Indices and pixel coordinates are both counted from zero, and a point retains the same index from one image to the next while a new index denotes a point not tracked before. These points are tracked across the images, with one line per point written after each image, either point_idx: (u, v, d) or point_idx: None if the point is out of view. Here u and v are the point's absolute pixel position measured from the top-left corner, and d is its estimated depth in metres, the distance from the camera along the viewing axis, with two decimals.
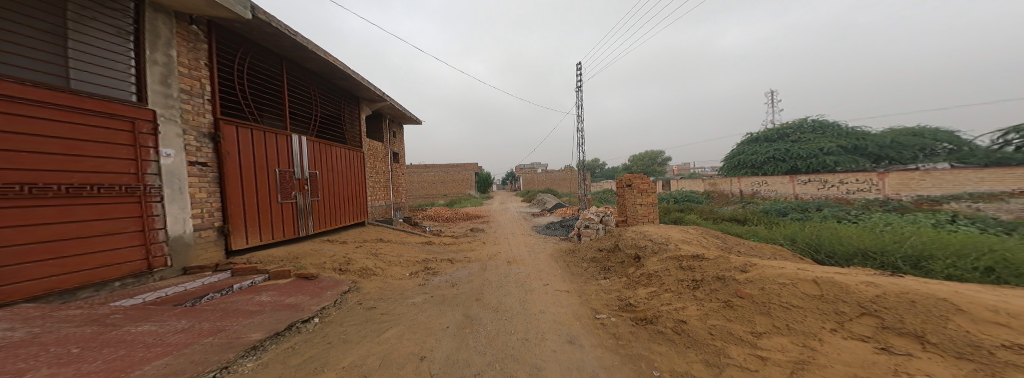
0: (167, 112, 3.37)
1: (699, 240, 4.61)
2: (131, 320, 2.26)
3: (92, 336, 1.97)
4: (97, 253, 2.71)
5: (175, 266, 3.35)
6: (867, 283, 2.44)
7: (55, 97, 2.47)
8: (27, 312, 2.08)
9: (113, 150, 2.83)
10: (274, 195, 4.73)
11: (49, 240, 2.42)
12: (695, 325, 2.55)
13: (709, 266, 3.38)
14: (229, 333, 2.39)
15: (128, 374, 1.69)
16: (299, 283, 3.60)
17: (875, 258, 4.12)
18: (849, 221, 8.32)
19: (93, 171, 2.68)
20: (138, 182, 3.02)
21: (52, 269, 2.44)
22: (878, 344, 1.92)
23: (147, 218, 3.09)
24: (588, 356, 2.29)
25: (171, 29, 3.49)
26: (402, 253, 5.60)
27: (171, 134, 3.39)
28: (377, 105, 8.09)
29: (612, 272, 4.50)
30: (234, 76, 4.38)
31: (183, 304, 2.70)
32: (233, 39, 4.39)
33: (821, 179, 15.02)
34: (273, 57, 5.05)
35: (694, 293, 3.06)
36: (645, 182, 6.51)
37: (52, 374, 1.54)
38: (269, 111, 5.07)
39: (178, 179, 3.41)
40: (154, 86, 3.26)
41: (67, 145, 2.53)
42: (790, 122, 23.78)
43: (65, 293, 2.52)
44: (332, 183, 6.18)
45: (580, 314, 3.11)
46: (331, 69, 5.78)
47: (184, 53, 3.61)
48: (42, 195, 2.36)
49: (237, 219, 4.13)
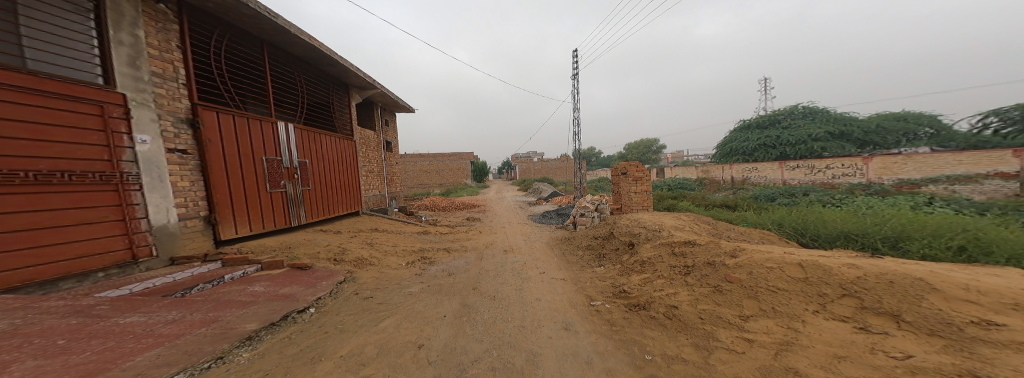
0: (140, 96, 3.18)
1: (691, 228, 4.70)
2: (119, 312, 2.21)
3: (77, 328, 1.93)
4: (74, 243, 2.59)
5: (161, 256, 3.25)
6: (850, 265, 2.53)
7: (12, 78, 2.29)
8: (8, 303, 2.01)
9: (80, 135, 2.65)
10: (261, 184, 4.58)
11: (23, 229, 2.31)
12: (686, 310, 2.62)
13: (700, 252, 3.44)
14: (223, 323, 2.37)
15: (119, 365, 1.68)
16: (293, 273, 3.56)
17: (856, 240, 4.30)
18: (835, 205, 8.54)
19: (60, 158, 2.53)
20: (113, 169, 2.86)
21: (29, 260, 2.34)
22: (857, 323, 2.03)
23: (127, 207, 2.96)
24: (583, 342, 2.36)
25: (136, 7, 3.23)
26: (397, 242, 5.58)
27: (145, 119, 3.20)
28: (367, 92, 7.81)
29: (607, 260, 4.59)
30: (211, 60, 4.13)
31: (173, 295, 2.64)
32: (207, 20, 4.09)
33: (809, 164, 15.34)
34: (254, 41, 4.77)
35: (686, 279, 3.13)
36: (640, 170, 6.56)
37: (39, 366, 1.52)
38: (252, 97, 4.83)
39: (156, 167, 3.25)
40: (121, 68, 3.03)
41: (28, 129, 2.36)
42: (782, 108, 24.03)
43: (46, 283, 2.43)
44: (323, 171, 6.02)
45: (576, 301, 3.17)
46: (316, 54, 5.51)
47: (154, 34, 3.36)
48: (9, 182, 2.23)
49: (225, 208, 4.01)
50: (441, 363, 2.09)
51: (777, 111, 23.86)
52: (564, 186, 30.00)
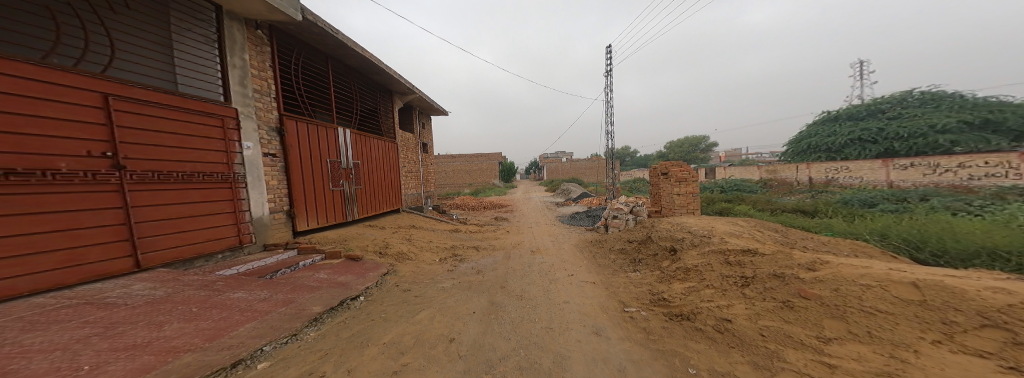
0: (246, 109, 4.02)
1: (751, 234, 4.02)
2: (229, 287, 2.83)
3: (204, 299, 2.54)
4: (204, 229, 3.38)
5: (257, 243, 4.04)
6: (996, 289, 1.86)
7: (168, 98, 3.10)
8: (165, 276, 2.77)
9: (209, 143, 3.48)
10: (326, 184, 5.37)
11: (172, 217, 3.08)
12: (742, 324, 2.23)
13: (763, 263, 2.93)
14: (297, 304, 2.83)
15: (227, 333, 2.18)
16: (348, 263, 4.07)
17: (1009, 259, 3.12)
18: (970, 214, 6.42)
19: (196, 161, 3.34)
20: (229, 170, 3.70)
21: (176, 241, 3.12)
22: (1004, 362, 1.44)
23: (236, 201, 3.77)
24: (616, 348, 2.19)
25: (243, 34, 4.07)
26: (431, 239, 5.96)
27: (250, 129, 4.04)
28: (407, 97, 8.69)
29: (643, 265, 4.18)
30: (291, 75, 4.97)
31: (264, 277, 3.24)
32: (289, 41, 4.95)
33: (931, 162, 11.56)
34: (320, 56, 5.63)
35: (743, 291, 2.67)
36: (684, 170, 5.89)
37: (181, 328, 2.11)
38: (319, 106, 5.68)
39: (256, 167, 4.06)
40: (234, 87, 3.88)
41: (178, 139, 3.18)
42: (888, 95, 19.11)
43: (186, 261, 3.22)
44: (371, 171, 6.83)
45: (608, 306, 2.96)
46: (367, 64, 6.31)
47: (254, 56, 4.23)
48: (166, 180, 3.03)
49: (300, 204, 4.76)
50: (470, 358, 2.15)
51: (882, 98, 19.16)
52: (592, 186, 29.01)
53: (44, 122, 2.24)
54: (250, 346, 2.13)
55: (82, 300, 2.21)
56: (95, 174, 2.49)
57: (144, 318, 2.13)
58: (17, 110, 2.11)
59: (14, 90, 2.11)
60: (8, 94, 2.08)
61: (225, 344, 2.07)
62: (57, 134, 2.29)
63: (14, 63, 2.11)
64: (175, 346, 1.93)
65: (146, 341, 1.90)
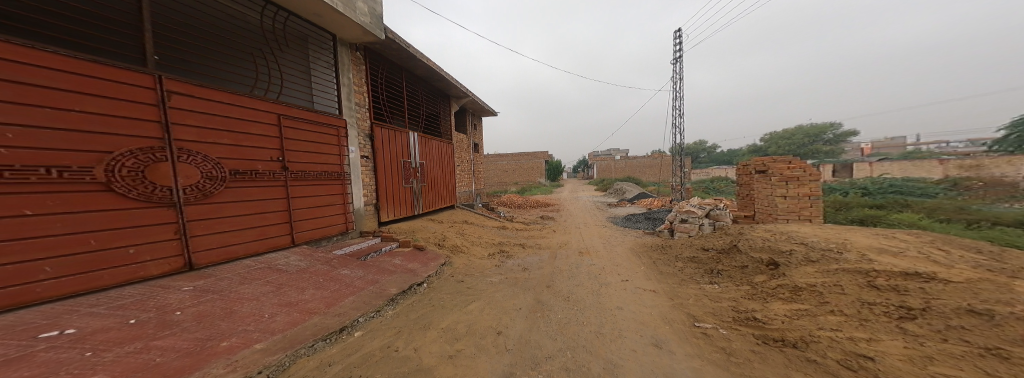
0: (351, 119, 5.13)
1: (924, 253, 2.65)
2: (339, 265, 3.61)
3: (324, 273, 3.32)
4: (326, 217, 4.46)
5: (357, 229, 5.09)
6: None
7: (314, 117, 4.35)
8: (306, 252, 3.78)
9: (332, 150, 4.66)
10: (401, 181, 6.40)
11: (309, 206, 4.17)
12: (894, 365, 1.46)
13: (948, 293, 1.90)
14: (379, 284, 3.38)
15: (337, 303, 2.79)
16: (417, 252, 4.66)
17: None
18: None
19: (324, 163, 4.50)
20: (342, 171, 4.84)
21: (310, 225, 4.19)
22: None
23: (345, 196, 4.85)
24: (681, 365, 1.75)
25: (349, 57, 5.20)
26: (482, 235, 6.24)
27: (354, 135, 5.17)
28: (461, 100, 9.60)
29: (723, 278, 3.26)
30: (377, 88, 5.99)
31: (359, 258, 4.01)
32: (377, 58, 6.00)
33: None
34: (396, 69, 6.65)
35: (902, 325, 1.77)
36: (793, 166, 4.59)
37: (313, 295, 2.81)
38: (397, 114, 6.69)
39: (356, 167, 5.16)
40: (344, 102, 5.01)
41: (315, 148, 4.37)
42: None
43: (316, 241, 4.29)
44: (433, 170, 7.80)
45: (671, 318, 2.41)
46: (431, 73, 7.27)
47: (355, 74, 5.35)
48: (307, 176, 4.18)
49: (383, 198, 5.79)
50: (516, 353, 2.08)
51: None
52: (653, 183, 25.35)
53: (251, 136, 3.49)
54: (350, 315, 2.67)
55: (264, 264, 3.23)
56: (274, 173, 3.70)
57: (296, 284, 2.94)
58: (240, 129, 3.36)
59: (238, 115, 3.35)
60: (235, 118, 3.33)
61: (337, 311, 2.67)
62: (258, 145, 3.54)
63: (240, 98, 3.39)
64: (310, 309, 2.58)
65: (292, 301, 2.61)
